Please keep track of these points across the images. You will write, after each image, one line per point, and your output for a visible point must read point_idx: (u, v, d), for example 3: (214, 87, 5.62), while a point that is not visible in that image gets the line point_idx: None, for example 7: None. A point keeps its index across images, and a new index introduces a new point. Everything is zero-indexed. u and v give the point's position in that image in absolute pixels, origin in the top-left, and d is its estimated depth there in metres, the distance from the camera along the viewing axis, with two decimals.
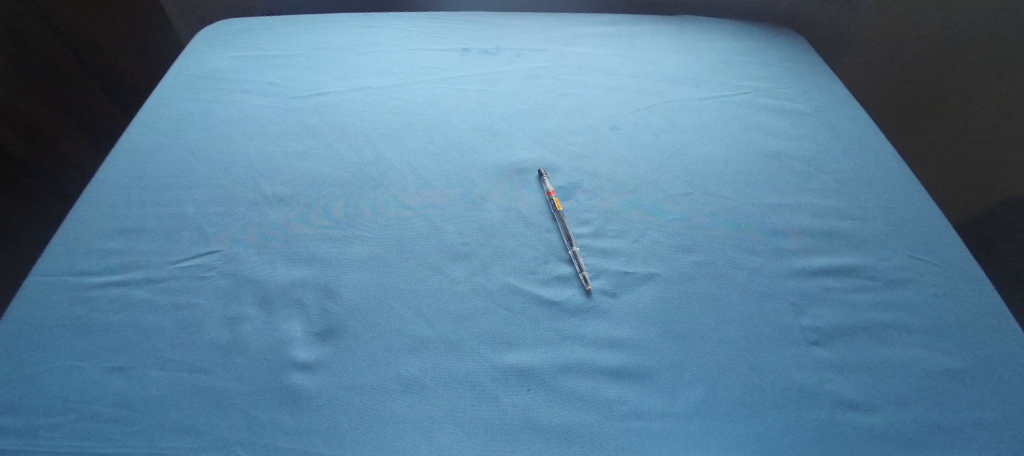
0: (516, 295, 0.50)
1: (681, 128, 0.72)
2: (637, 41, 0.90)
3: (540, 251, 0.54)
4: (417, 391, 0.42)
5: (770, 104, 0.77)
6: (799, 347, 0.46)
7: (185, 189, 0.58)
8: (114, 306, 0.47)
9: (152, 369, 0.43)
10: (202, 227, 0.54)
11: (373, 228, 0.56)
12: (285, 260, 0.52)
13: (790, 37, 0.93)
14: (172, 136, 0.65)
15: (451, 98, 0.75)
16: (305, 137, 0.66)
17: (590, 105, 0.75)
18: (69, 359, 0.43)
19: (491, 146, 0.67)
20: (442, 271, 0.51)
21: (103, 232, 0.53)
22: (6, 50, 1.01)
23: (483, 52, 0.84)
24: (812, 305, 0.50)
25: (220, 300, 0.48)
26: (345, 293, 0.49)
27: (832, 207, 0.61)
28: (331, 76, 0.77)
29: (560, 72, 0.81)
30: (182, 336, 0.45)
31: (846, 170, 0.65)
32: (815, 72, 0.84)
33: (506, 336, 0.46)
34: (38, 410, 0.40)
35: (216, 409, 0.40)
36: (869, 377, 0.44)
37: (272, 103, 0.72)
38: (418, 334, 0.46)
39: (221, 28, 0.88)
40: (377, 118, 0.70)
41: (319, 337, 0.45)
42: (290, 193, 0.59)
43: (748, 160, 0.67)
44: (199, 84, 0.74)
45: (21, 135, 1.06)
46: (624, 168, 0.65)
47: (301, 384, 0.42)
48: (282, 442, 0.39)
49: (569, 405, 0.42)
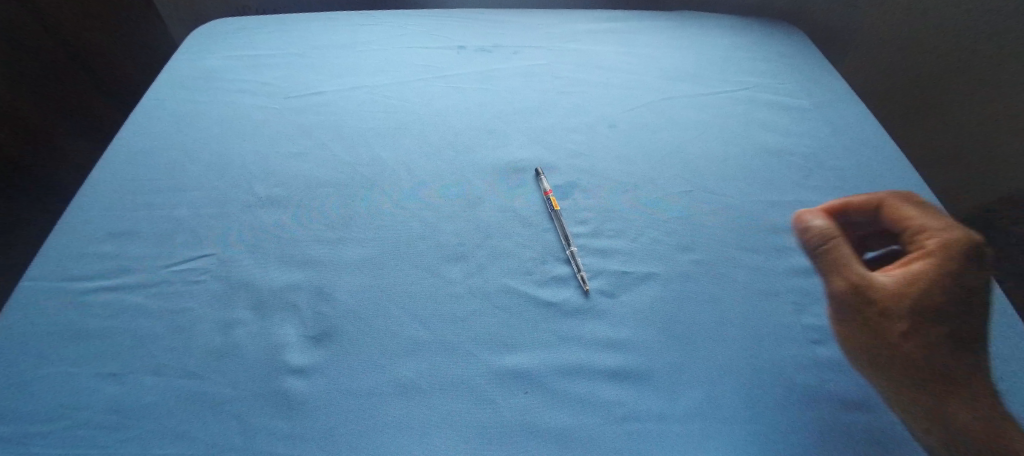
0: (514, 297, 0.49)
1: (680, 124, 0.71)
2: (636, 37, 0.89)
3: (538, 251, 0.54)
4: (413, 395, 0.42)
5: (769, 99, 0.76)
6: (800, 346, 0.46)
7: (178, 191, 0.58)
8: (107, 310, 0.46)
9: (145, 375, 0.42)
10: (196, 230, 0.54)
11: (368, 228, 0.55)
12: (280, 263, 0.51)
13: (790, 31, 0.93)
14: (165, 138, 0.64)
15: (448, 96, 0.74)
16: (299, 137, 0.66)
17: (588, 103, 0.74)
18: (61, 364, 0.43)
19: (488, 145, 0.66)
20: (438, 272, 0.51)
21: (94, 235, 0.52)
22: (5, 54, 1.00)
23: (480, 49, 0.83)
24: (815, 304, 0.49)
25: (214, 303, 0.47)
26: (340, 296, 0.48)
27: (834, 204, 0.60)
28: (324, 76, 0.76)
29: (558, 69, 0.81)
30: (175, 340, 0.44)
31: (846, 167, 0.65)
32: (815, 67, 0.84)
33: (503, 339, 0.46)
34: (30, 417, 0.39)
35: (210, 415, 0.40)
36: (871, 377, 0.44)
37: (266, 103, 0.71)
38: (414, 338, 0.45)
39: (213, 28, 0.86)
40: (373, 117, 0.70)
41: (313, 341, 0.45)
42: (284, 195, 0.58)
43: (747, 156, 0.66)
44: (192, 86, 0.74)
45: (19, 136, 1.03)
46: (622, 166, 0.64)
47: (296, 389, 0.42)
48: (275, 448, 0.38)
49: (567, 408, 0.41)
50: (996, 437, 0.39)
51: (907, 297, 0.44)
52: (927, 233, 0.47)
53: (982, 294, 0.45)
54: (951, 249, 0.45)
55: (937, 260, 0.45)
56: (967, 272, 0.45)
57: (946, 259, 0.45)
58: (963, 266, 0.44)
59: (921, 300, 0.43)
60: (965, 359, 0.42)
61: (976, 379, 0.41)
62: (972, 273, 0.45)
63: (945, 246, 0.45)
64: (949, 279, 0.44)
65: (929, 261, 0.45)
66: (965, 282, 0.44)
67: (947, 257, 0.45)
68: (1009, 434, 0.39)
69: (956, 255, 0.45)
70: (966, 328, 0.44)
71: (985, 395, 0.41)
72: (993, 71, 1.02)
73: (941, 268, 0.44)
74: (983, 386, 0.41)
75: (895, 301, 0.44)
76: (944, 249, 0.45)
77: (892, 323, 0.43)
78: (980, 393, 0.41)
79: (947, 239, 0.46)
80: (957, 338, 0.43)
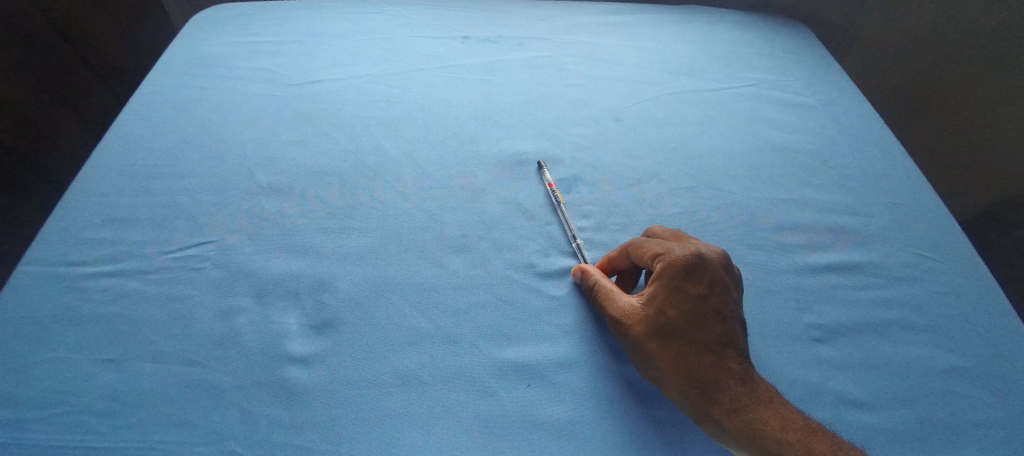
0: (517, 289, 0.49)
1: (685, 120, 0.71)
2: (643, 31, 0.88)
3: (542, 244, 0.53)
4: (415, 386, 0.41)
5: (775, 96, 0.75)
6: (803, 344, 0.46)
7: (179, 178, 0.57)
8: (107, 296, 0.46)
9: (144, 362, 0.42)
10: (196, 216, 0.53)
11: (370, 219, 0.54)
12: (281, 251, 0.51)
13: (797, 27, 0.92)
14: (165, 124, 0.64)
15: (451, 87, 0.73)
16: (301, 125, 0.65)
17: (593, 96, 0.73)
18: (61, 350, 0.42)
19: (491, 137, 0.66)
20: (440, 263, 0.51)
21: (94, 221, 0.52)
22: (13, 52, 0.96)
23: (483, 40, 0.82)
24: (818, 302, 0.49)
25: (215, 290, 0.47)
26: (342, 286, 0.48)
27: (839, 203, 0.59)
28: (326, 64, 0.75)
29: (562, 62, 0.80)
30: (175, 328, 0.44)
31: (852, 165, 0.65)
32: (821, 63, 0.83)
33: (506, 331, 0.46)
34: (30, 402, 0.39)
35: (211, 403, 0.40)
36: (872, 375, 0.44)
37: (269, 90, 0.70)
38: (417, 328, 0.45)
39: (209, 13, 0.85)
40: (375, 106, 0.69)
41: (315, 330, 0.45)
42: (285, 183, 0.58)
43: (753, 153, 0.66)
44: (191, 72, 0.72)
45: (27, 137, 1.02)
46: (626, 160, 0.64)
47: (297, 378, 0.41)
48: (278, 436, 0.38)
49: (569, 402, 0.41)
50: (749, 445, 0.38)
51: (644, 322, 0.43)
52: (663, 258, 0.45)
53: (725, 302, 0.43)
54: (668, 270, 0.44)
55: (660, 283, 0.44)
56: (691, 288, 0.43)
57: (662, 280, 0.44)
58: (684, 285, 0.43)
59: (660, 326, 0.42)
60: (708, 373, 0.40)
61: (725, 389, 0.40)
62: (700, 287, 0.43)
63: (665, 267, 0.44)
64: (673, 302, 0.43)
65: (659, 285, 0.44)
66: (695, 298, 0.43)
67: (668, 279, 0.44)
68: (764, 438, 0.37)
69: (676, 276, 0.44)
70: (712, 341, 0.42)
71: (733, 403, 0.39)
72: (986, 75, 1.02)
73: (666, 289, 0.44)
74: (736, 394, 0.40)
75: (634, 324, 0.43)
76: (664, 272, 0.44)
77: (643, 347, 0.42)
78: (726, 402, 0.39)
79: (671, 259, 0.44)
80: (699, 356, 0.41)
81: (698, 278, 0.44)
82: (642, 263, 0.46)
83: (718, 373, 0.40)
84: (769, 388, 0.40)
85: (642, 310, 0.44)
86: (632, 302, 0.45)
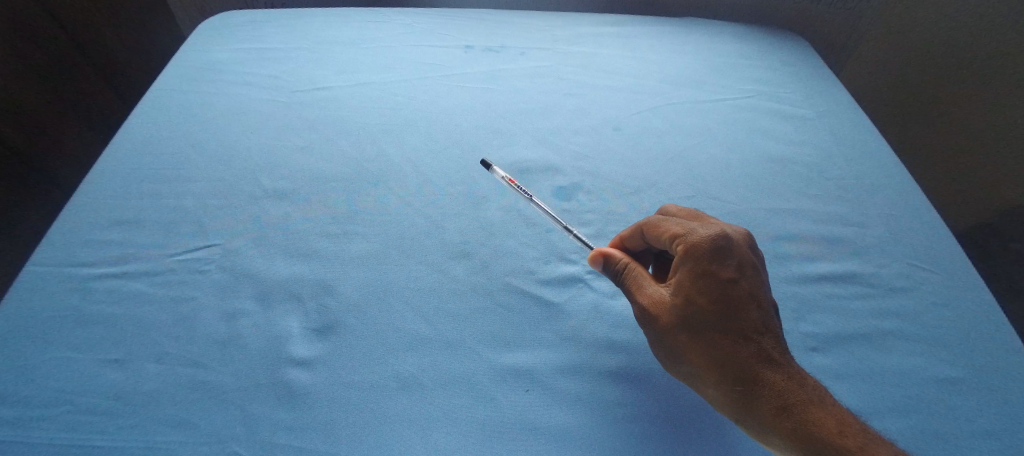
0: (516, 295, 0.50)
1: (684, 129, 0.72)
2: (642, 42, 0.89)
3: (541, 251, 0.54)
4: (415, 390, 0.42)
5: (773, 107, 0.77)
6: (797, 353, 0.47)
7: (186, 181, 0.58)
8: (112, 298, 0.47)
9: (149, 362, 0.42)
10: (201, 220, 0.54)
11: (372, 224, 0.55)
12: (284, 255, 0.52)
13: (795, 40, 0.93)
14: (171, 129, 0.65)
15: (453, 96, 0.74)
16: (305, 131, 0.66)
17: (593, 106, 0.75)
18: (65, 350, 0.43)
19: (493, 144, 0.67)
20: (441, 269, 0.51)
21: (100, 223, 0.53)
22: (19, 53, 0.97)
23: (486, 50, 0.84)
24: (814, 312, 0.50)
25: (219, 293, 0.48)
26: (345, 290, 0.49)
27: (835, 213, 0.60)
28: (331, 71, 0.77)
29: (563, 71, 0.81)
30: (179, 329, 0.45)
31: (848, 176, 0.65)
32: (818, 76, 0.84)
33: (506, 337, 0.46)
34: (34, 401, 0.40)
35: (213, 405, 0.40)
36: (866, 384, 0.45)
37: (273, 96, 0.71)
38: (417, 333, 0.46)
39: (220, 21, 0.86)
40: (379, 113, 0.70)
41: (317, 334, 0.45)
42: (290, 188, 0.59)
43: (751, 163, 0.67)
44: (199, 77, 0.74)
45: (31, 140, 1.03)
46: (625, 169, 0.65)
47: (298, 381, 0.42)
48: (279, 438, 0.39)
49: (567, 407, 0.42)
50: (791, 439, 0.38)
51: (675, 309, 0.43)
52: (687, 241, 0.44)
53: (756, 286, 0.43)
54: (691, 252, 0.44)
55: (686, 267, 0.44)
56: (720, 272, 0.43)
57: (687, 264, 0.44)
58: (713, 269, 0.43)
59: (693, 314, 0.42)
60: (746, 365, 0.40)
61: (764, 383, 0.40)
62: (729, 272, 0.43)
63: (688, 250, 0.44)
64: (700, 287, 0.43)
65: (685, 269, 0.44)
66: (726, 283, 0.42)
67: (692, 262, 0.43)
68: (809, 434, 0.38)
69: (700, 260, 0.43)
70: (748, 331, 0.41)
71: (774, 396, 0.39)
72: (990, 79, 1.01)
73: (694, 273, 0.43)
74: (776, 387, 0.39)
75: (664, 311, 0.43)
76: (687, 255, 0.44)
77: (677, 336, 0.43)
78: (768, 395, 0.39)
79: (692, 240, 0.44)
80: (736, 347, 0.41)
81: (726, 262, 0.43)
82: (665, 245, 0.46)
83: (757, 365, 0.40)
84: (807, 379, 0.40)
85: (671, 296, 0.44)
86: (660, 288, 0.45)
